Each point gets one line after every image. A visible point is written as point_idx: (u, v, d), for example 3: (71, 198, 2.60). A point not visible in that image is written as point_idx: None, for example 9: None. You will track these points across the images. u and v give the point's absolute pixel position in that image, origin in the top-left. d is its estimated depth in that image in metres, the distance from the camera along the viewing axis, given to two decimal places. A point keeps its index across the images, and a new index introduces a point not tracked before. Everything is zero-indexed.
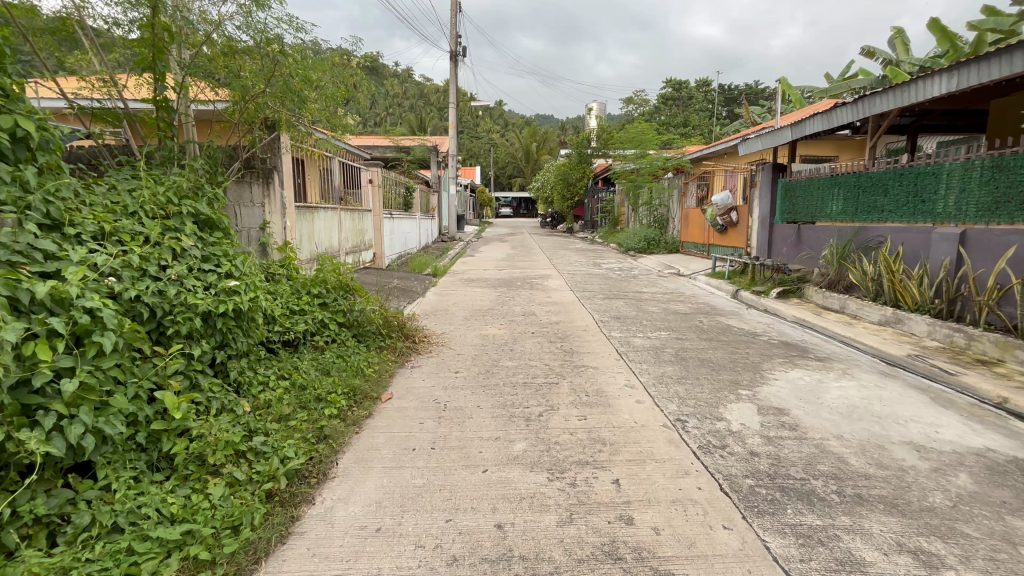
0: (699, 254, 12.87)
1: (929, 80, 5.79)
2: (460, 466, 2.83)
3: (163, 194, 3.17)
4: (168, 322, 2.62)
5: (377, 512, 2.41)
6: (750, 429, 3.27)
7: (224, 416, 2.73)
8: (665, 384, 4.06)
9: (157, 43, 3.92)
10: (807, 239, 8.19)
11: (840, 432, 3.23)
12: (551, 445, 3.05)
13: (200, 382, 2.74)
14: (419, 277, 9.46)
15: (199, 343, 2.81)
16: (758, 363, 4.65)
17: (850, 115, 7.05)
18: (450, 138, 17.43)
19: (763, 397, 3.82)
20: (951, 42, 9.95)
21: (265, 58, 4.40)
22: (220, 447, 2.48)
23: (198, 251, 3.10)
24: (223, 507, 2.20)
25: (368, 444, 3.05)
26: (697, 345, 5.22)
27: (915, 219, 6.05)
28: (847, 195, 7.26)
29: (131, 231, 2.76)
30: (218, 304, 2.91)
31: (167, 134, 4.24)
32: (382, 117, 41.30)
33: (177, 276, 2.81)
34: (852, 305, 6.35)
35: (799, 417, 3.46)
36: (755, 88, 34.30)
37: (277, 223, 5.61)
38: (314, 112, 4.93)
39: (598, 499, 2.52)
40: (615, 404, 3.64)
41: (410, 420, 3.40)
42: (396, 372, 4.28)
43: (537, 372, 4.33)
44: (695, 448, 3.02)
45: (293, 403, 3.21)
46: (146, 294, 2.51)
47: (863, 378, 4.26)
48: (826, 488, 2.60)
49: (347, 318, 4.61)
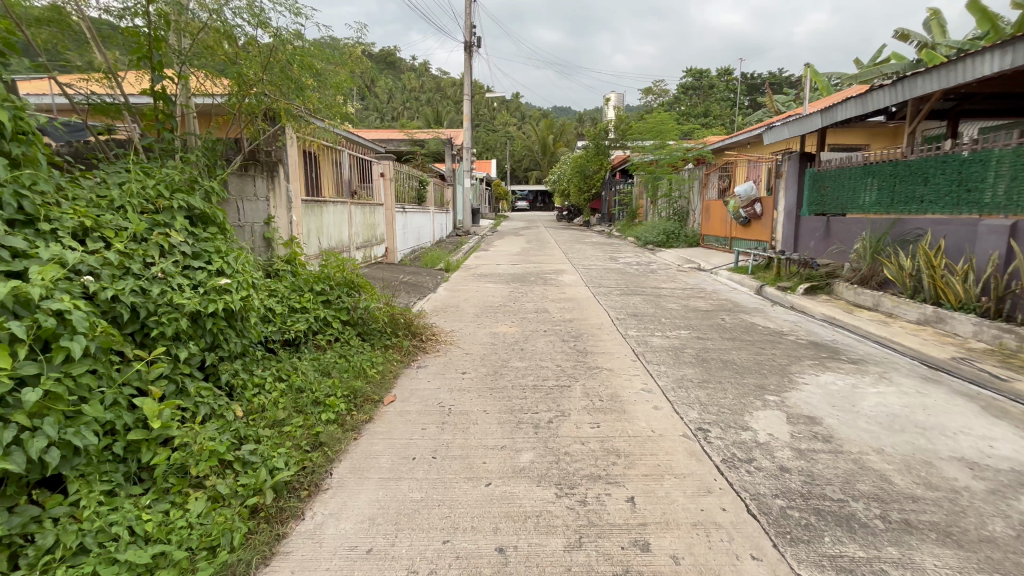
0: (720, 248, 12.39)
1: (978, 58, 5.29)
2: (461, 479, 2.62)
3: (153, 187, 3.03)
4: (152, 323, 2.47)
5: (369, 531, 2.22)
6: (779, 441, 2.99)
7: (212, 423, 2.57)
8: (685, 389, 3.79)
9: (154, 33, 3.76)
10: (837, 231, 7.74)
11: (881, 446, 2.93)
12: (561, 457, 2.83)
13: (187, 387, 2.58)
14: (430, 272, 9.28)
15: (187, 344, 2.65)
16: (786, 366, 4.33)
17: (887, 99, 6.55)
18: (464, 130, 17.17)
19: (793, 404, 3.52)
20: (992, 22, 9.34)
21: (262, 45, 4.26)
22: (204, 457, 2.32)
23: (187, 248, 2.95)
24: (202, 526, 2.03)
25: (365, 453, 2.87)
26: (719, 345, 4.91)
27: (958, 210, 5.62)
28: (881, 184, 6.80)
29: (115, 227, 2.62)
30: (207, 303, 2.75)
31: (167, 126, 4.12)
32: (399, 111, 41.45)
33: (163, 274, 2.66)
34: (887, 302, 5.96)
35: (833, 427, 3.17)
36: (779, 75, 33.11)
37: (282, 217, 5.50)
38: (316, 101, 4.75)
39: (611, 521, 2.29)
40: (630, 411, 3.40)
41: (411, 425, 3.21)
42: (400, 373, 4.09)
43: (547, 374, 4.10)
44: (718, 462, 2.76)
45: (288, 408, 3.05)
46: (126, 294, 2.35)
47: (903, 384, 3.92)
48: (868, 513, 2.32)
49: (352, 315, 4.44)
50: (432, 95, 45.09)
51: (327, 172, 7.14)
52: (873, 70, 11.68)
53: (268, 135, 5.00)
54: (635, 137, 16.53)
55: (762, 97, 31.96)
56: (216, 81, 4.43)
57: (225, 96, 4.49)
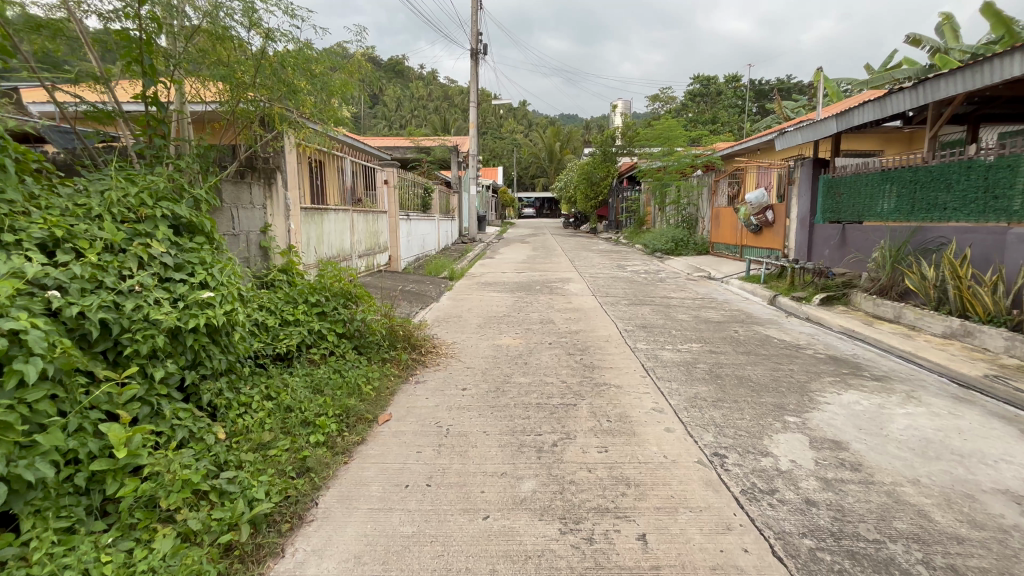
0: (731, 256, 12.09)
1: (1003, 58, 5.02)
2: (456, 511, 2.41)
3: (136, 195, 2.87)
4: (126, 340, 2.30)
5: (354, 571, 2.02)
6: (802, 469, 2.75)
7: (189, 449, 2.39)
8: (699, 409, 3.55)
9: (145, 35, 3.61)
10: (853, 240, 7.47)
11: (915, 476, 2.69)
12: (566, 486, 2.60)
13: (163, 409, 2.41)
14: (434, 281, 9.10)
15: (164, 362, 2.48)
16: (806, 383, 4.08)
17: (907, 103, 6.28)
18: (471, 138, 17.08)
19: (815, 427, 3.28)
20: (1006, 27, 9.13)
21: (257, 49, 4.15)
22: (176, 488, 2.13)
23: (169, 258, 2.79)
24: (166, 568, 1.84)
25: (355, 479, 2.66)
26: (733, 360, 4.67)
27: (984, 218, 5.36)
28: (900, 191, 6.54)
29: (88, 238, 2.47)
30: (187, 318, 2.57)
31: (157, 132, 3.88)
32: (407, 119, 41.58)
33: (141, 286, 2.50)
34: (909, 314, 5.69)
35: (861, 453, 2.92)
36: (787, 82, 32.78)
37: (280, 225, 5.39)
38: (312, 105, 4.58)
39: (621, 563, 2.06)
40: (641, 433, 3.17)
41: (406, 447, 3.01)
42: (397, 389, 3.90)
43: (552, 392, 3.87)
44: (737, 493, 2.53)
45: (275, 429, 2.87)
46: (93, 309, 2.18)
47: (933, 405, 3.65)
48: (909, 557, 2.08)
49: (347, 328, 4.24)
50: (439, 103, 45.17)
51: (329, 179, 7.02)
52: (885, 76, 11.47)
53: (265, 141, 4.86)
54: (643, 143, 16.29)
55: (771, 103, 31.61)
56: (210, 86, 4.32)
57: (221, 103, 4.36)
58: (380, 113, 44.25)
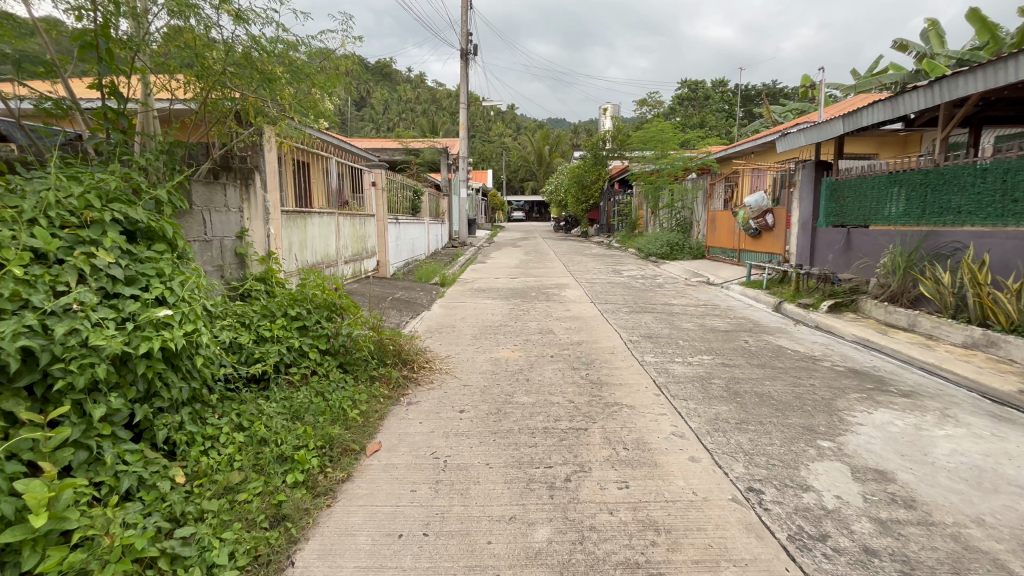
0: (729, 261, 11.83)
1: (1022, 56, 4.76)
2: (461, 569, 2.03)
3: (79, 196, 2.44)
4: (57, 372, 1.90)
5: None
6: (851, 507, 2.43)
7: (134, 504, 1.99)
8: (723, 433, 3.21)
9: (99, 14, 3.14)
10: (859, 244, 7.22)
11: (978, 514, 2.39)
12: (586, 534, 2.23)
13: (105, 453, 2.01)
14: (425, 288, 8.67)
15: (109, 396, 2.07)
16: (832, 401, 3.76)
17: (921, 103, 6.02)
18: (461, 141, 16.66)
19: (853, 454, 2.95)
20: (992, 32, 9.01)
21: (230, 38, 3.75)
22: (112, 557, 1.73)
23: (119, 270, 2.39)
24: None
25: (339, 528, 2.27)
26: (750, 374, 4.35)
27: (1002, 222, 5.14)
28: (910, 193, 6.31)
29: (15, 247, 2.06)
30: (138, 341, 2.17)
31: (116, 126, 3.40)
32: (394, 122, 40.96)
33: (79, 303, 2.10)
34: (925, 322, 5.46)
35: (911, 485, 2.61)
36: (773, 87, 32.97)
37: (258, 229, 4.96)
38: (290, 96, 4.18)
39: None
40: (664, 465, 2.82)
41: (398, 485, 2.62)
42: (387, 412, 3.50)
43: (559, 414, 3.50)
44: (784, 540, 2.20)
45: (245, 467, 2.48)
46: (10, 337, 1.79)
47: (973, 425, 3.37)
48: None
49: (331, 344, 3.82)
50: (427, 106, 44.74)
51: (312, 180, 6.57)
52: (871, 82, 11.28)
53: (240, 138, 4.46)
54: (635, 147, 16.06)
55: (757, 108, 31.80)
56: (178, 78, 3.86)
57: (191, 96, 3.93)
58: (367, 115, 43.59)
